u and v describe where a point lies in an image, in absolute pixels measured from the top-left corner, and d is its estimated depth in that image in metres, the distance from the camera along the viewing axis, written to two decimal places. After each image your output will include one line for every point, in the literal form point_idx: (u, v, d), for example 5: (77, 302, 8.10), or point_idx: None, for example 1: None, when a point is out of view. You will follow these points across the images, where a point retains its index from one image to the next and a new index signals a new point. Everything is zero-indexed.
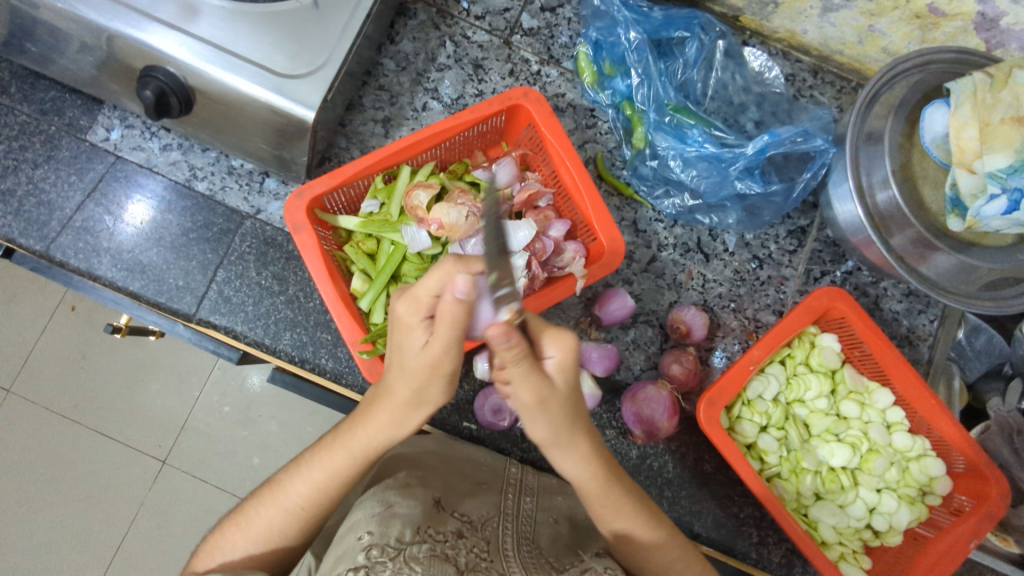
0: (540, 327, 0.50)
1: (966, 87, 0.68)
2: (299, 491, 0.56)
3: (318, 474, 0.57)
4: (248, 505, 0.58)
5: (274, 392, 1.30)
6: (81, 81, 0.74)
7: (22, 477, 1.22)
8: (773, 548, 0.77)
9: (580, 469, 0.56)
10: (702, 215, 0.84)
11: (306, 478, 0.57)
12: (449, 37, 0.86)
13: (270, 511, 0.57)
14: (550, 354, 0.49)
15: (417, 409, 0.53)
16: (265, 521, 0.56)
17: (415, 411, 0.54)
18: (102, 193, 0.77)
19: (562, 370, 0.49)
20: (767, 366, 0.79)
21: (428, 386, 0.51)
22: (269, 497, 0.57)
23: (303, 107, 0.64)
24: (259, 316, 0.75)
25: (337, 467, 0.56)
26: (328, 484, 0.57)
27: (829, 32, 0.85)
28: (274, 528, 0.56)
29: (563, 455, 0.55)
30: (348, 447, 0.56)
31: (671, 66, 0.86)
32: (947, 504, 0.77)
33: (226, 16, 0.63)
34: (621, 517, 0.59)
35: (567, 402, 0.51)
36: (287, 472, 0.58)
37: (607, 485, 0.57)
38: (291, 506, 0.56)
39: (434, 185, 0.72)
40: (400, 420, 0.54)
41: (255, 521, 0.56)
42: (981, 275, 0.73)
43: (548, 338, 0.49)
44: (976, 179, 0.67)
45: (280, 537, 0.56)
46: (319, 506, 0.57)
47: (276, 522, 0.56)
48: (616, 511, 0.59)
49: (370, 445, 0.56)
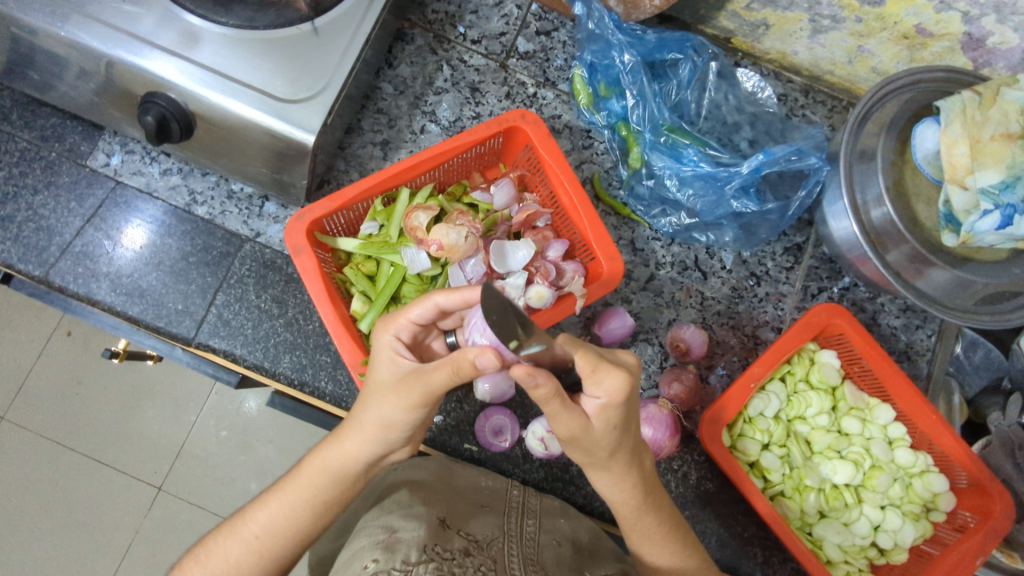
0: (585, 368, 0.48)
1: (955, 106, 0.70)
2: (257, 522, 0.55)
3: (278, 508, 0.56)
4: (207, 540, 0.57)
5: (272, 416, 1.30)
6: (80, 107, 0.74)
7: (16, 506, 1.21)
8: (779, 568, 0.76)
9: (611, 491, 0.56)
10: (699, 233, 0.85)
11: (266, 513, 0.56)
12: (446, 61, 0.87)
13: (229, 544, 0.55)
14: (596, 393, 0.49)
15: (381, 437, 0.54)
16: (224, 554, 0.55)
17: (379, 440, 0.54)
18: (102, 218, 0.77)
19: (608, 410, 0.49)
20: (768, 384, 0.79)
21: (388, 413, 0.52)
22: (230, 530, 0.56)
23: (302, 131, 0.64)
24: (258, 339, 0.75)
25: (296, 500, 0.56)
26: (286, 520, 0.55)
27: (819, 52, 0.86)
28: (231, 561, 0.54)
29: (607, 476, 0.55)
30: (314, 479, 0.56)
31: (665, 88, 0.87)
32: (950, 521, 0.77)
33: (227, 43, 0.64)
34: (648, 540, 0.59)
35: (608, 434, 0.51)
36: (250, 508, 0.57)
37: (641, 509, 0.58)
38: (248, 538, 0.55)
39: (433, 208, 0.73)
40: (362, 445, 0.54)
41: (213, 554, 0.55)
42: (976, 290, 0.73)
43: (595, 376, 0.48)
44: (968, 196, 0.68)
45: (237, 571, 0.54)
46: (276, 542, 0.55)
47: (234, 554, 0.54)
48: (651, 536, 0.59)
49: (330, 472, 0.56)
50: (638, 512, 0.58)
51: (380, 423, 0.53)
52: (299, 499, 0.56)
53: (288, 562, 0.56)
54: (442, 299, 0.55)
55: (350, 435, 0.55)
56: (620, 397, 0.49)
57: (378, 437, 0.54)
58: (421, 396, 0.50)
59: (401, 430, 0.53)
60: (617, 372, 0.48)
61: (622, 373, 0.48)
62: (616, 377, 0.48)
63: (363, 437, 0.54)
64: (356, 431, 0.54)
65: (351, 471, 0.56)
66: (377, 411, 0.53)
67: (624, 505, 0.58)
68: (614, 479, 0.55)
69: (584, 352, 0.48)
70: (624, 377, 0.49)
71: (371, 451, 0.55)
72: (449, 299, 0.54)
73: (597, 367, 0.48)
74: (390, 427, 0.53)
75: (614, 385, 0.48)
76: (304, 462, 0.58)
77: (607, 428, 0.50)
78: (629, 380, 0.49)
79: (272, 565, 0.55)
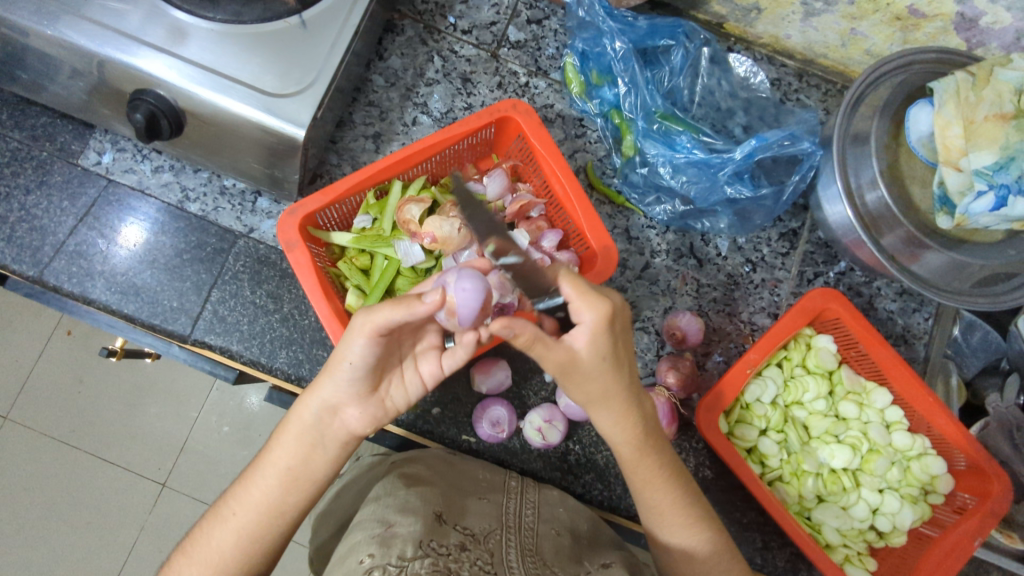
0: (571, 291, 0.50)
1: (948, 87, 0.69)
2: (234, 500, 0.57)
3: (253, 486, 0.57)
4: (195, 532, 0.58)
5: (272, 411, 1.30)
6: (71, 107, 0.74)
7: (21, 505, 1.22)
8: (778, 553, 0.77)
9: (613, 430, 0.58)
10: (694, 220, 0.84)
11: (244, 492, 0.57)
12: (437, 52, 0.86)
13: (211, 529, 0.56)
14: (580, 321, 0.50)
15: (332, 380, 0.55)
16: (209, 541, 0.56)
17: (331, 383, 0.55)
18: (95, 217, 0.77)
19: (596, 337, 0.50)
20: (764, 369, 0.79)
21: (340, 350, 0.53)
22: (212, 517, 0.58)
23: (293, 126, 0.64)
24: (254, 335, 0.75)
25: (267, 472, 0.57)
26: (261, 496, 0.56)
27: (812, 36, 0.86)
28: (214, 546, 0.55)
29: (608, 415, 0.56)
30: (282, 442, 0.57)
31: (657, 75, 0.86)
32: (950, 502, 0.77)
33: (214, 38, 0.64)
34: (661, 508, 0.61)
35: (596, 365, 0.51)
36: (231, 491, 0.59)
37: (641, 452, 0.59)
38: (230, 520, 0.56)
39: (426, 200, 0.73)
40: (316, 391, 0.56)
41: (198, 545, 0.56)
42: (972, 272, 0.73)
43: (581, 300, 0.50)
44: (962, 177, 0.68)
45: (220, 557, 0.55)
46: (252, 521, 0.56)
47: (216, 538, 0.56)
48: (650, 482, 0.60)
49: (292, 433, 0.57)
50: (637, 455, 0.59)
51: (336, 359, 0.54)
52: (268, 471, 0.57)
53: (271, 544, 0.57)
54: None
55: (310, 387, 0.57)
56: (603, 322, 0.50)
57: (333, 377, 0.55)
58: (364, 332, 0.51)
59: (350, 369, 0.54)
60: (600, 299, 0.50)
61: (606, 303, 0.50)
62: (600, 305, 0.50)
63: (319, 382, 0.56)
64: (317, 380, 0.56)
65: (305, 424, 0.57)
66: (336, 349, 0.54)
67: (623, 449, 0.59)
68: (617, 417, 0.56)
69: (569, 277, 0.50)
70: (607, 305, 0.50)
71: (323, 397, 0.56)
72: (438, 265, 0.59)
73: (581, 291, 0.50)
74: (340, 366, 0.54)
75: (598, 312, 0.50)
76: (274, 436, 0.59)
77: (596, 358, 0.51)
78: (610, 308, 0.50)
79: (255, 548, 0.56)
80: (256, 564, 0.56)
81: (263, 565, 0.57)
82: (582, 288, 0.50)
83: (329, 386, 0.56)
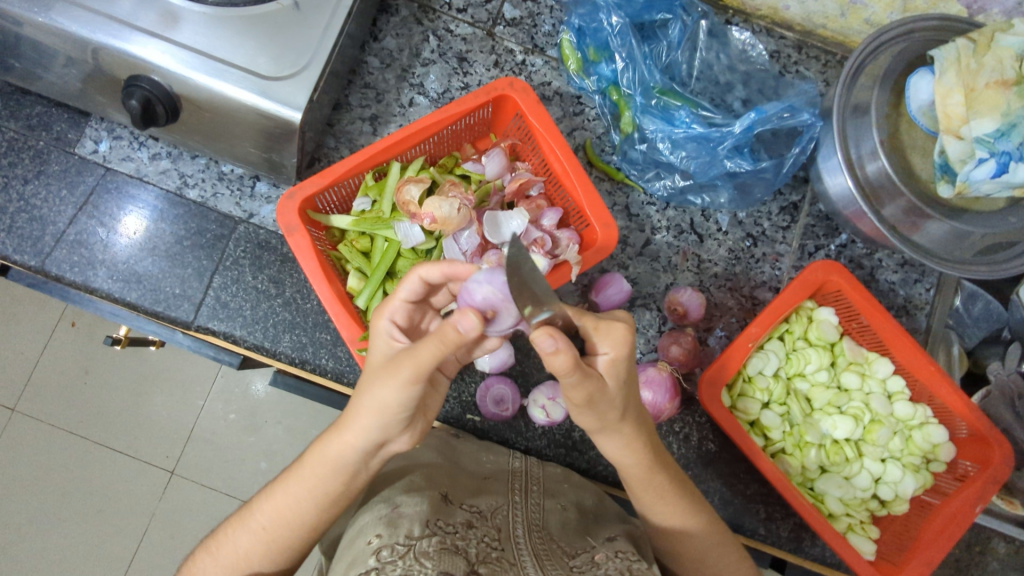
0: (588, 328, 0.50)
1: (949, 54, 0.68)
2: (262, 515, 0.58)
3: (276, 503, 0.58)
4: (219, 532, 0.60)
5: (278, 396, 1.31)
6: (67, 95, 0.74)
7: (33, 494, 1.23)
8: (782, 523, 0.77)
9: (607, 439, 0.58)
10: (694, 196, 0.84)
11: (269, 501, 0.58)
12: (432, 32, 0.85)
13: (237, 535, 0.58)
14: (603, 350, 0.50)
15: (377, 420, 0.52)
16: (234, 547, 0.58)
17: (376, 424, 0.53)
18: (94, 206, 0.77)
19: (614, 366, 0.50)
20: (766, 343, 0.79)
21: (385, 396, 0.50)
22: (237, 522, 0.59)
23: (289, 108, 0.64)
24: (257, 320, 0.75)
25: (298, 490, 0.57)
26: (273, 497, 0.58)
27: (811, 6, 0.85)
28: (240, 552, 0.57)
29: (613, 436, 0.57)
30: (314, 469, 0.56)
31: (655, 49, 0.85)
32: (951, 470, 0.78)
33: (206, 21, 0.63)
34: (656, 499, 0.61)
35: (619, 393, 0.52)
36: (258, 500, 0.60)
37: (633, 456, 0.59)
38: (255, 530, 0.58)
39: (424, 181, 0.72)
40: (355, 432, 0.54)
41: (224, 546, 0.58)
42: (974, 241, 0.73)
43: (598, 333, 0.50)
44: (964, 145, 0.67)
45: (246, 563, 0.57)
46: (281, 534, 0.57)
47: (243, 544, 0.58)
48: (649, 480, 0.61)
49: (329, 462, 0.56)
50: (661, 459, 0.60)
51: (378, 405, 0.51)
52: (294, 496, 0.57)
53: (293, 554, 0.59)
54: (423, 272, 0.53)
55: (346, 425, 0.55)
56: (626, 347, 0.50)
57: (377, 421, 0.52)
58: (414, 373, 0.48)
59: (402, 410, 0.51)
60: (618, 325, 0.50)
61: (622, 326, 0.50)
62: (619, 332, 0.50)
63: (356, 423, 0.53)
64: (352, 422, 0.54)
65: (349, 459, 0.55)
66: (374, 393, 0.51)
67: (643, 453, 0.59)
68: (624, 440, 0.57)
69: (584, 315, 0.51)
70: (624, 330, 0.50)
71: (364, 436, 0.53)
72: (427, 271, 0.53)
73: (598, 324, 0.50)
74: (389, 409, 0.51)
75: (618, 339, 0.50)
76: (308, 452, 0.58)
77: (618, 385, 0.51)
78: (629, 330, 0.51)
79: (267, 554, 0.58)
80: (284, 563, 0.59)
81: (291, 563, 0.60)
82: (599, 320, 0.50)
83: (366, 426, 0.53)
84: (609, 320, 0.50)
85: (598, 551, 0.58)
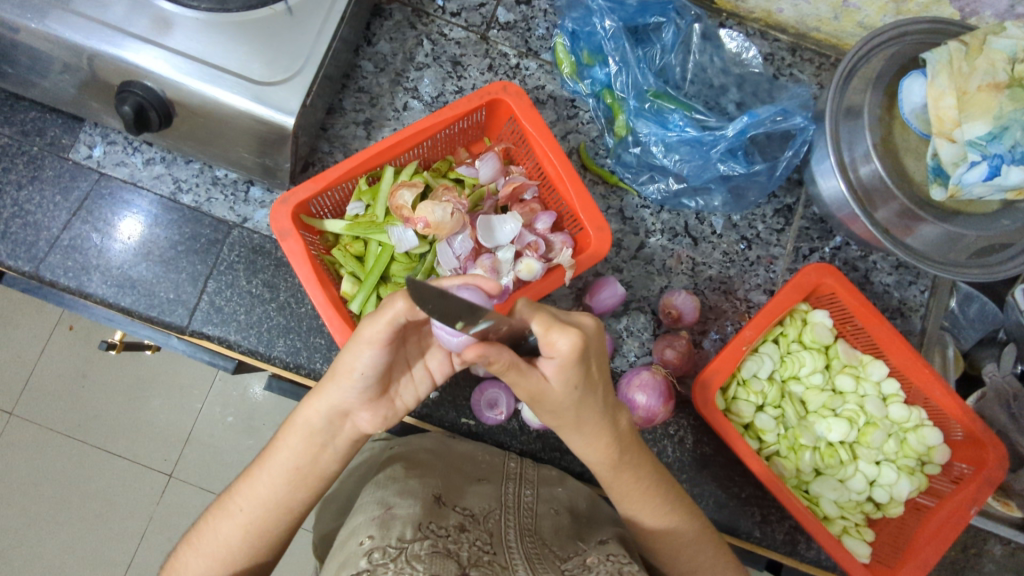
0: (539, 328, 0.48)
1: (941, 58, 0.68)
2: (243, 497, 0.58)
3: (266, 506, 0.58)
4: (201, 523, 0.60)
5: (275, 400, 1.31)
6: (61, 100, 0.74)
7: (31, 499, 1.23)
8: (777, 526, 0.77)
9: (597, 447, 0.59)
10: (688, 199, 0.84)
11: (250, 488, 0.58)
12: (426, 36, 0.86)
13: (218, 523, 0.58)
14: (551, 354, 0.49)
15: (340, 384, 0.55)
16: (216, 533, 0.58)
17: (343, 391, 0.55)
18: (89, 211, 0.77)
19: (564, 370, 0.49)
20: (760, 346, 0.79)
21: (350, 358, 0.53)
22: (218, 509, 0.60)
23: (283, 114, 0.64)
24: (252, 324, 0.76)
25: (272, 481, 0.58)
26: (266, 493, 0.58)
27: (804, 9, 0.85)
28: (223, 541, 0.57)
29: (579, 437, 0.57)
30: (289, 442, 0.58)
31: (649, 53, 0.85)
32: (947, 472, 0.78)
33: (199, 27, 0.64)
34: (643, 501, 0.62)
35: (567, 394, 0.51)
36: (238, 484, 0.60)
37: (627, 463, 0.60)
38: (239, 522, 0.58)
39: (418, 185, 0.72)
40: (323, 396, 0.56)
41: (206, 535, 0.59)
42: (968, 243, 0.73)
43: (549, 336, 0.48)
44: (956, 148, 0.67)
45: (227, 550, 0.57)
46: (255, 530, 0.58)
47: (223, 531, 0.58)
48: (632, 494, 0.61)
49: (300, 432, 0.57)
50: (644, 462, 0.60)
51: (344, 367, 0.54)
52: (271, 482, 0.58)
53: (275, 542, 0.59)
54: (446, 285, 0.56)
55: (318, 390, 0.57)
56: (574, 356, 0.48)
57: (341, 383, 0.55)
58: (369, 332, 0.50)
59: (363, 376, 0.54)
60: (571, 333, 0.47)
61: (576, 333, 0.48)
62: (570, 338, 0.47)
63: (327, 386, 0.56)
64: (322, 385, 0.56)
65: (315, 426, 0.57)
66: (345, 357, 0.54)
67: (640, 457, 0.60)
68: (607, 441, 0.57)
69: (539, 314, 0.48)
70: (576, 340, 0.48)
71: (329, 401, 0.56)
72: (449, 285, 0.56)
73: (550, 328, 0.48)
74: (353, 373, 0.54)
75: (568, 347, 0.48)
76: (281, 431, 0.59)
77: (567, 387, 0.51)
78: (583, 338, 0.48)
79: (255, 553, 0.58)
80: (260, 556, 0.59)
81: (267, 557, 0.60)
82: (551, 322, 0.48)
83: (336, 391, 0.56)
84: (562, 324, 0.48)
85: (590, 554, 0.58)
